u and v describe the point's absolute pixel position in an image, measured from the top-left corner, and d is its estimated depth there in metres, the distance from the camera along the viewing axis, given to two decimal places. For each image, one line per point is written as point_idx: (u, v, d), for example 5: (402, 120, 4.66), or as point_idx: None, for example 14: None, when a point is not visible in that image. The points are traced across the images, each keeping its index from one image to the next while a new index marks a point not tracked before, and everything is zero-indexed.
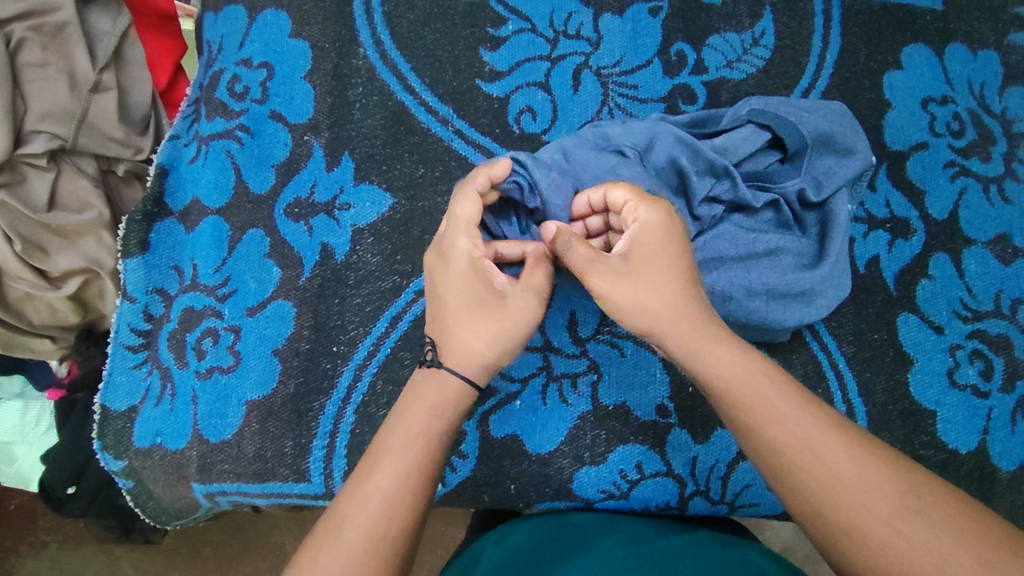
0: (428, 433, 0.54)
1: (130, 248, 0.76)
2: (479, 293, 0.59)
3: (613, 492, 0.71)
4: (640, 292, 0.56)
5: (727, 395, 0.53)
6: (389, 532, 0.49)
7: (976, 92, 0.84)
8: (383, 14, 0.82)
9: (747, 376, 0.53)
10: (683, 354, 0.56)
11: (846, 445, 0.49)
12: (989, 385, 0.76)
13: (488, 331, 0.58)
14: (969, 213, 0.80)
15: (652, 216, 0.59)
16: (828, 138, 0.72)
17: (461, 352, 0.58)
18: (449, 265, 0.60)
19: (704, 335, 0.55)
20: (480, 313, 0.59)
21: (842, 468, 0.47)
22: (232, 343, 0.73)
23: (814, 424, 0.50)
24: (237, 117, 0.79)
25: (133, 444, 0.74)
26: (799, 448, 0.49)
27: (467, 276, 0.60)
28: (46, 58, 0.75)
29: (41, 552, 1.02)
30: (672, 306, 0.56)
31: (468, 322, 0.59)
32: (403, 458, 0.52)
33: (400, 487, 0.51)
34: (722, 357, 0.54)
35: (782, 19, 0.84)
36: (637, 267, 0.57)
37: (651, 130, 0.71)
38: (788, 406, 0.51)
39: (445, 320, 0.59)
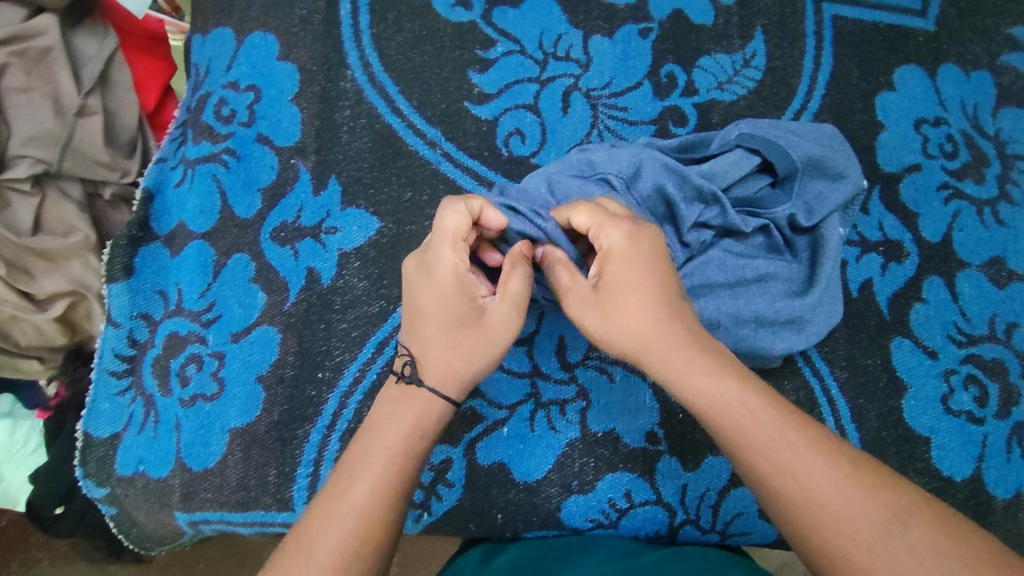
0: (405, 454, 0.53)
1: (115, 272, 0.76)
2: (462, 309, 0.57)
3: (602, 521, 0.70)
4: (623, 317, 0.55)
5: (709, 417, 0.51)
6: (361, 552, 0.48)
7: (969, 113, 0.83)
8: (372, 36, 0.82)
9: (725, 401, 0.51)
10: (663, 379, 0.54)
11: (830, 472, 0.47)
12: (984, 411, 0.75)
13: (466, 348, 0.57)
14: (963, 235, 0.79)
15: (613, 239, 0.57)
16: (817, 163, 0.72)
17: (439, 368, 0.57)
18: (433, 277, 0.58)
19: (681, 362, 0.53)
20: (460, 330, 0.57)
21: (819, 492, 0.46)
22: (216, 369, 0.72)
23: (795, 448, 0.48)
24: (223, 140, 0.79)
25: (116, 472, 0.73)
26: (779, 475, 0.48)
27: (449, 293, 0.58)
28: (30, 83, 0.75)
29: (32, 569, 1.01)
30: (645, 336, 0.55)
31: (447, 339, 0.57)
32: (378, 475, 0.51)
33: (373, 505, 0.50)
34: (702, 385, 0.52)
35: (773, 40, 0.84)
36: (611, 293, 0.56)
37: (635, 156, 0.70)
38: (769, 432, 0.49)
39: (423, 334, 0.58)
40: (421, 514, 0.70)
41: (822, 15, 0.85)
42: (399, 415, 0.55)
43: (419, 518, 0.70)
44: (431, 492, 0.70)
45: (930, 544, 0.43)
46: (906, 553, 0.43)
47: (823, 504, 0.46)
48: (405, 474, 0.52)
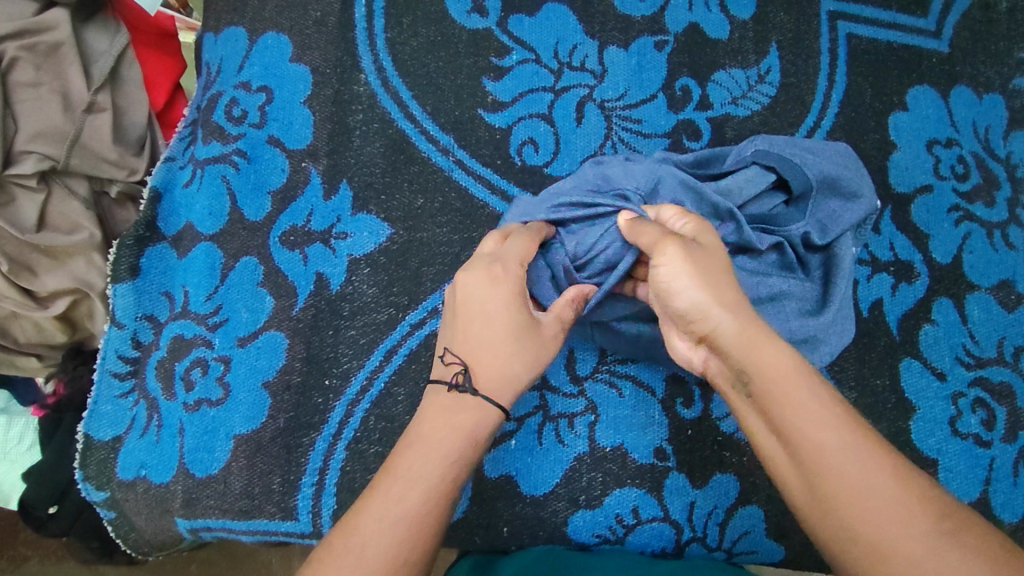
0: (452, 461, 0.51)
1: (120, 273, 0.75)
2: (525, 316, 0.57)
3: (609, 536, 0.70)
4: (707, 284, 0.53)
5: (772, 391, 0.50)
6: (412, 559, 0.47)
7: (981, 136, 0.84)
8: (386, 40, 0.81)
9: (795, 373, 0.50)
10: (734, 344, 0.52)
11: (889, 458, 0.47)
12: (991, 434, 0.75)
13: (528, 356, 0.56)
14: (973, 257, 0.80)
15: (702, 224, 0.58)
16: (833, 181, 0.71)
17: (498, 375, 0.55)
18: (499, 285, 0.57)
19: (755, 328, 0.52)
20: (523, 338, 0.56)
21: (881, 481, 0.45)
22: (222, 374, 0.71)
23: (858, 430, 0.47)
24: (233, 141, 0.78)
25: (116, 476, 0.72)
26: (847, 453, 0.46)
27: (514, 299, 0.57)
28: (39, 78, 0.74)
29: (21, 568, 0.99)
30: (728, 297, 0.53)
31: (508, 344, 0.56)
32: (428, 480, 0.50)
33: (423, 511, 0.48)
34: (773, 353, 0.51)
35: (787, 56, 0.84)
36: (696, 259, 0.54)
37: (652, 173, 0.70)
38: (834, 409, 0.48)
39: (484, 342, 0.56)
40: None
41: (837, 33, 0.85)
42: (454, 419, 0.53)
43: None
44: None
45: (972, 550, 0.43)
46: (962, 552, 0.42)
47: (869, 497, 0.45)
48: (459, 479, 0.51)
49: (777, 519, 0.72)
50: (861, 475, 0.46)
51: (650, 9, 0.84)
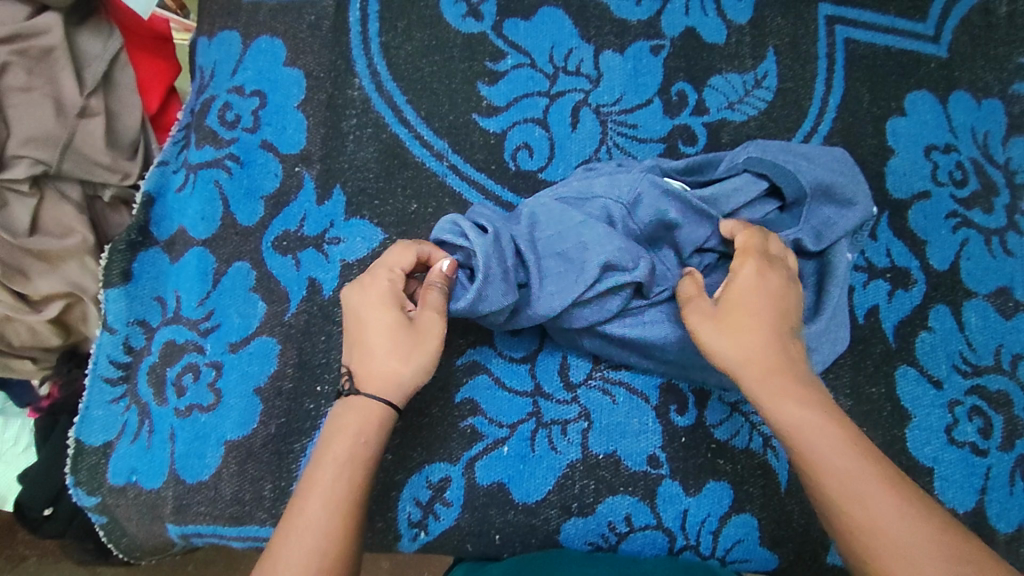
0: (354, 462, 0.55)
1: (112, 277, 0.74)
2: (395, 317, 0.59)
3: (601, 544, 0.70)
4: (736, 340, 0.58)
5: (789, 441, 0.54)
6: (322, 565, 0.50)
7: (980, 141, 0.83)
8: (380, 44, 0.81)
9: (813, 422, 0.54)
10: (759, 396, 0.56)
11: (897, 502, 0.50)
12: (988, 443, 0.74)
13: (411, 352, 0.59)
14: (971, 264, 0.79)
15: (747, 268, 0.61)
16: (827, 189, 0.71)
17: (378, 375, 0.58)
18: (369, 292, 0.61)
19: (773, 380, 0.56)
20: (400, 337, 0.59)
21: (884, 523, 0.49)
22: (213, 380, 0.71)
23: (869, 477, 0.51)
24: (227, 146, 0.77)
25: (107, 481, 0.71)
26: (850, 498, 0.50)
27: (384, 303, 0.60)
28: (31, 82, 0.74)
29: (19, 567, 0.99)
30: (748, 353, 0.57)
31: (385, 343, 0.59)
32: (329, 490, 0.53)
33: (328, 518, 0.52)
34: (787, 406, 0.55)
35: (785, 61, 0.83)
36: (720, 315, 0.59)
37: (635, 183, 0.69)
38: (844, 457, 0.52)
39: (366, 346, 0.59)
40: (418, 532, 0.69)
41: (835, 38, 0.85)
42: (362, 414, 0.57)
43: (416, 536, 0.69)
44: (428, 510, 0.69)
45: None
46: None
47: (877, 536, 0.49)
48: (359, 481, 0.54)
49: (771, 527, 0.71)
50: (865, 516, 0.50)
51: (646, 13, 0.84)
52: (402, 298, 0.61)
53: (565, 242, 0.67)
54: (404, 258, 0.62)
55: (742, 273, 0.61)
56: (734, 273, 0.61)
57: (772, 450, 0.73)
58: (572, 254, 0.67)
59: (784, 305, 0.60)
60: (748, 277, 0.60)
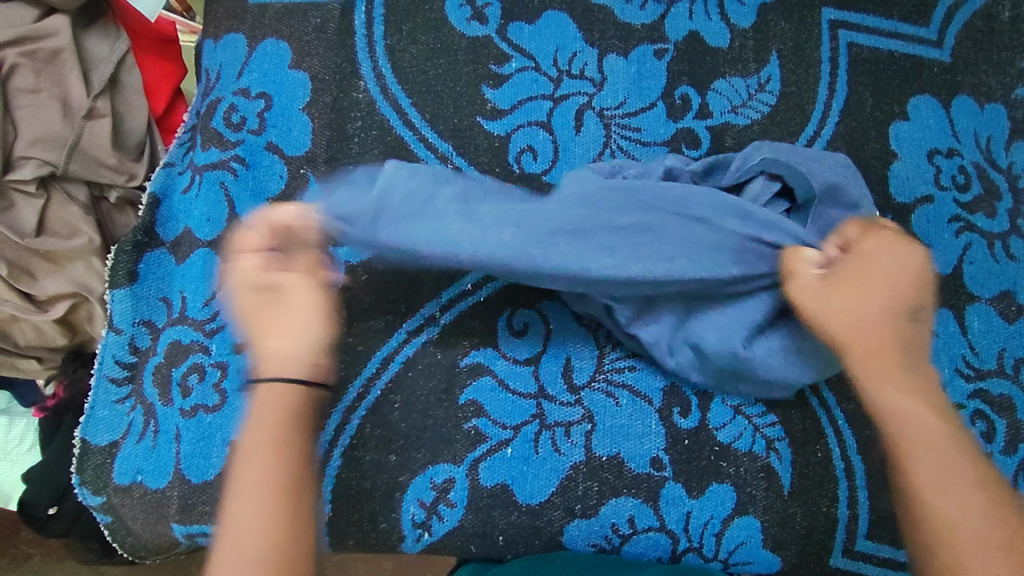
0: (270, 449, 0.54)
1: (118, 278, 0.75)
2: (255, 297, 0.59)
3: (604, 545, 0.70)
4: (857, 312, 0.59)
5: (888, 422, 0.57)
6: (265, 553, 0.50)
7: (983, 146, 0.83)
8: (385, 47, 0.81)
9: (926, 412, 0.56)
10: (861, 372, 0.58)
11: (984, 500, 0.53)
12: (990, 446, 0.74)
13: (275, 327, 0.58)
14: (974, 268, 0.79)
15: (874, 245, 0.61)
16: (834, 191, 0.71)
17: (282, 355, 0.57)
18: (235, 275, 0.60)
19: (883, 365, 0.58)
20: (261, 313, 0.58)
21: (964, 515, 0.52)
22: (219, 380, 0.71)
23: (963, 470, 0.54)
24: (232, 147, 0.78)
25: (112, 481, 0.72)
26: (933, 486, 0.54)
27: (246, 282, 0.59)
28: (38, 84, 0.75)
29: (23, 565, 1.00)
30: (874, 330, 0.59)
31: (280, 323, 0.58)
32: (246, 486, 0.52)
33: (256, 511, 0.51)
34: (893, 391, 0.57)
35: (788, 65, 0.84)
36: (834, 285, 0.60)
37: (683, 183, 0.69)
38: (940, 447, 0.55)
39: (275, 335, 0.58)
40: (422, 533, 0.70)
41: (838, 42, 0.85)
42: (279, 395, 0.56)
43: (420, 536, 0.70)
44: (432, 511, 0.70)
45: None
46: None
47: (954, 529, 0.52)
48: (284, 466, 0.54)
49: (774, 529, 0.71)
50: (949, 504, 0.53)
51: (650, 17, 0.84)
52: (267, 273, 0.59)
53: (589, 206, 0.65)
54: (251, 235, 0.60)
55: (867, 248, 0.61)
56: (857, 247, 0.62)
57: (775, 453, 0.73)
58: (594, 217, 0.64)
59: (906, 286, 0.60)
60: (873, 252, 0.61)
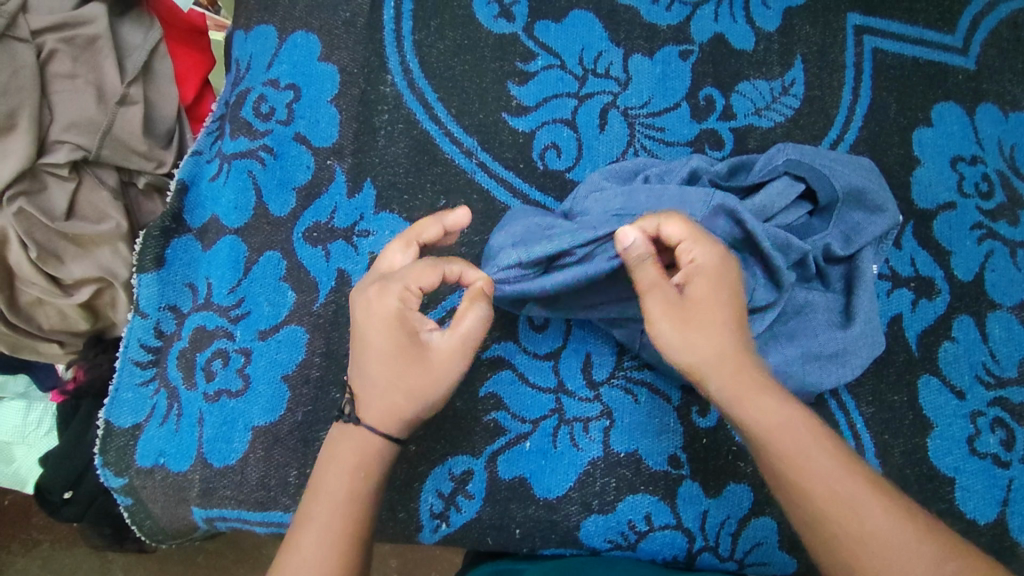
0: (353, 497, 0.55)
1: (146, 262, 0.76)
2: (403, 346, 0.57)
3: (620, 542, 0.70)
4: (695, 333, 0.56)
5: (770, 444, 0.54)
6: None
7: (1006, 154, 0.83)
8: (413, 42, 0.82)
9: (797, 421, 0.54)
10: (724, 397, 0.56)
11: (883, 504, 0.52)
12: (1010, 455, 0.74)
13: (412, 384, 0.57)
14: (995, 276, 0.79)
15: (647, 275, 0.56)
16: (858, 194, 0.72)
17: (379, 408, 0.57)
18: (375, 312, 0.57)
19: (749, 381, 0.55)
20: (401, 372, 0.57)
21: (874, 524, 0.51)
22: (242, 366, 0.72)
23: (851, 479, 0.52)
24: (261, 137, 0.79)
25: (135, 463, 0.73)
26: (838, 503, 0.52)
27: (389, 329, 0.57)
28: (75, 70, 0.76)
29: (33, 551, 1.00)
30: (719, 350, 0.56)
31: (385, 376, 0.57)
32: (326, 527, 0.54)
33: (324, 559, 0.52)
34: (765, 405, 0.55)
35: (813, 69, 0.84)
36: (685, 308, 0.56)
37: (708, 199, 0.67)
38: (823, 459, 0.53)
39: (370, 373, 0.58)
40: (439, 524, 0.70)
41: (863, 48, 0.85)
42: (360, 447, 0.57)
43: (437, 527, 0.70)
44: (450, 502, 0.70)
45: None
46: None
47: (864, 542, 0.51)
48: (362, 515, 0.55)
49: (791, 531, 0.71)
50: (854, 522, 0.51)
51: (676, 19, 0.85)
52: (414, 324, 0.58)
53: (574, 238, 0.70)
54: (426, 277, 0.58)
55: (698, 265, 0.57)
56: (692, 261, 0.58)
57: None
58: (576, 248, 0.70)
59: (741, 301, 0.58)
60: (709, 267, 0.57)
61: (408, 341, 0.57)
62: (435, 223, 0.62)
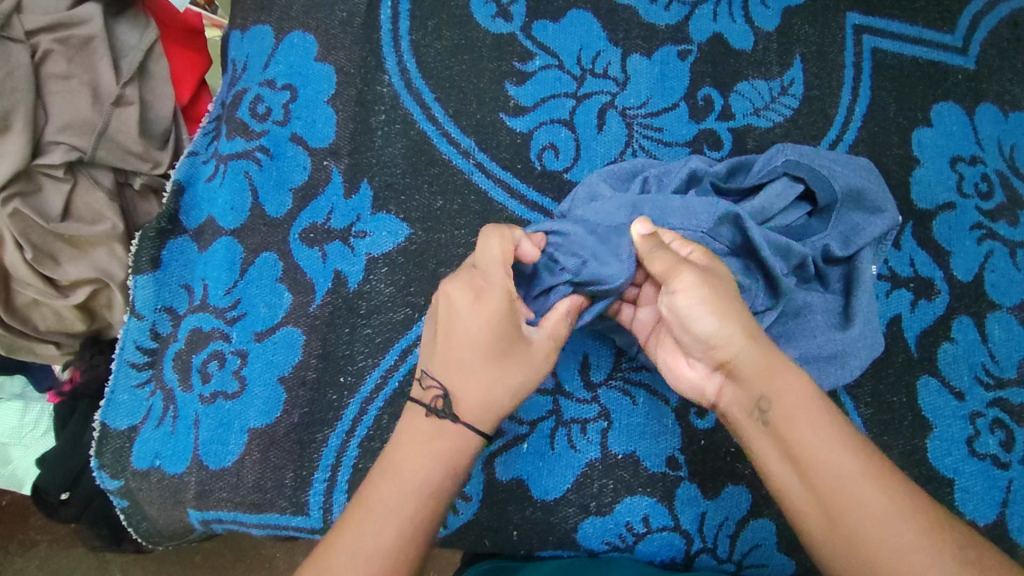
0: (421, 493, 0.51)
1: (142, 264, 0.76)
2: (513, 341, 0.56)
3: (618, 544, 0.70)
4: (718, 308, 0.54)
5: (794, 416, 0.52)
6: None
7: (1006, 154, 0.83)
8: (410, 42, 0.82)
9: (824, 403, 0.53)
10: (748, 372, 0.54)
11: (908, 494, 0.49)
12: (1009, 455, 0.74)
13: (517, 380, 0.56)
14: (995, 276, 0.79)
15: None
16: (857, 195, 0.72)
17: (483, 400, 0.55)
18: (486, 306, 0.55)
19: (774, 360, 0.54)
20: (509, 360, 0.56)
21: (897, 512, 0.48)
22: (238, 368, 0.72)
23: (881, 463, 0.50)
24: (257, 138, 0.78)
25: (131, 465, 0.72)
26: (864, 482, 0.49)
27: (505, 324, 0.55)
28: (70, 70, 0.76)
29: (30, 551, 1.00)
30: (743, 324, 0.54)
31: (498, 366, 0.55)
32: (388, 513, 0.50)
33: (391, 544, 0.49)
34: (788, 381, 0.54)
35: (812, 69, 0.84)
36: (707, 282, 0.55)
37: (712, 208, 0.67)
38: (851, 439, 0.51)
39: (469, 368, 0.55)
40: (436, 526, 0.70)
41: (862, 47, 0.85)
42: (429, 452, 0.53)
43: None
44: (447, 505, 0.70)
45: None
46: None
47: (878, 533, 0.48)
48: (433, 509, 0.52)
49: (789, 533, 0.71)
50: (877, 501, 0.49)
51: (675, 18, 0.84)
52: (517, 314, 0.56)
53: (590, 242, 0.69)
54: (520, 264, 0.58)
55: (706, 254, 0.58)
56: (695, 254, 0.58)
57: None
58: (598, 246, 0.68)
59: None
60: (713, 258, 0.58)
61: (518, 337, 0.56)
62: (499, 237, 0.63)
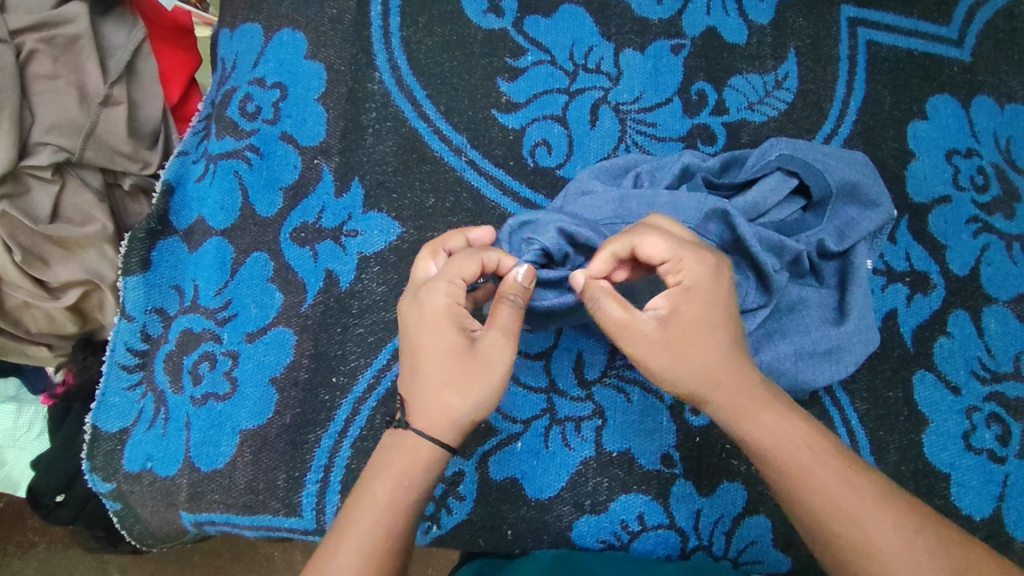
0: (394, 506, 0.52)
1: (132, 265, 0.75)
2: (456, 344, 0.54)
3: (613, 542, 0.69)
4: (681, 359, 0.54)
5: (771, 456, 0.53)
6: None
7: (1002, 146, 0.82)
8: (401, 39, 0.81)
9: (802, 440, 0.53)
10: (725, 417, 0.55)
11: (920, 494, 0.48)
12: (1006, 450, 0.73)
13: (463, 386, 0.54)
14: (991, 270, 0.78)
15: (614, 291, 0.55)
16: (852, 188, 0.71)
17: (428, 411, 0.54)
18: (426, 313, 0.55)
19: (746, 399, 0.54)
20: (451, 366, 0.54)
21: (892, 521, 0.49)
22: (230, 369, 0.71)
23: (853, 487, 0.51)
24: (247, 137, 0.78)
25: (123, 467, 0.72)
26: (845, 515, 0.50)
27: (445, 328, 0.54)
28: (56, 70, 0.75)
29: (28, 553, 1.00)
30: (711, 371, 0.54)
31: (440, 373, 0.54)
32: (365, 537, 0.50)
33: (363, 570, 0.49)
34: (766, 422, 0.54)
35: (806, 62, 0.83)
36: (672, 332, 0.54)
37: (701, 203, 0.66)
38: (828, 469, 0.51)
39: (416, 379, 0.55)
40: (430, 526, 0.69)
41: (856, 40, 0.84)
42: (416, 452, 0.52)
43: (428, 530, 0.69)
44: (441, 504, 0.69)
45: None
46: None
47: None
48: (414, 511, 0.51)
49: (785, 529, 0.71)
50: None
51: (668, 12, 0.83)
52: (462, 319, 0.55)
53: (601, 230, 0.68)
54: (467, 267, 0.56)
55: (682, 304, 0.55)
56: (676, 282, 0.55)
57: None
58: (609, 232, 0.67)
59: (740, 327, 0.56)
60: (696, 286, 0.55)
61: (462, 341, 0.54)
62: (458, 237, 0.61)
